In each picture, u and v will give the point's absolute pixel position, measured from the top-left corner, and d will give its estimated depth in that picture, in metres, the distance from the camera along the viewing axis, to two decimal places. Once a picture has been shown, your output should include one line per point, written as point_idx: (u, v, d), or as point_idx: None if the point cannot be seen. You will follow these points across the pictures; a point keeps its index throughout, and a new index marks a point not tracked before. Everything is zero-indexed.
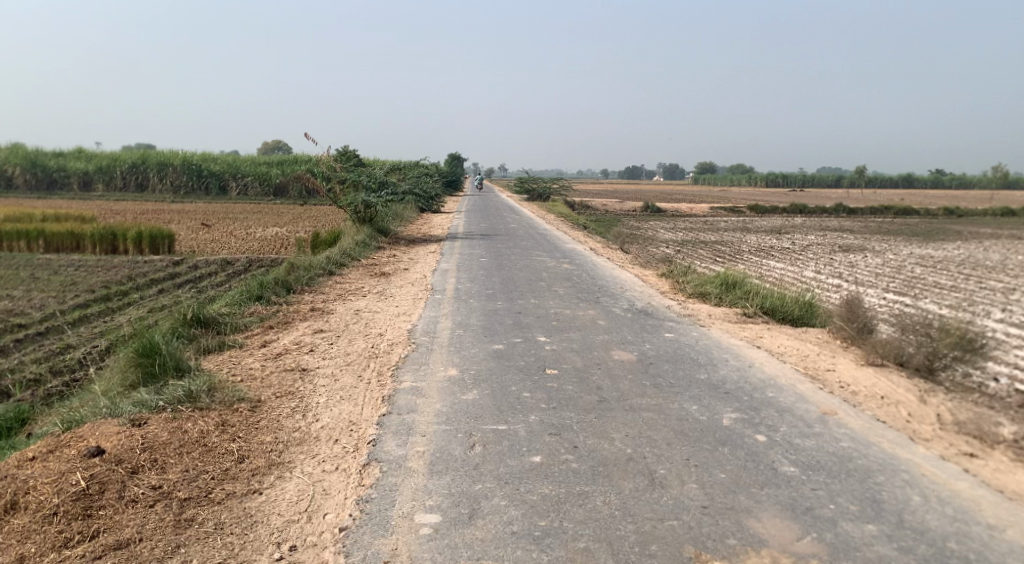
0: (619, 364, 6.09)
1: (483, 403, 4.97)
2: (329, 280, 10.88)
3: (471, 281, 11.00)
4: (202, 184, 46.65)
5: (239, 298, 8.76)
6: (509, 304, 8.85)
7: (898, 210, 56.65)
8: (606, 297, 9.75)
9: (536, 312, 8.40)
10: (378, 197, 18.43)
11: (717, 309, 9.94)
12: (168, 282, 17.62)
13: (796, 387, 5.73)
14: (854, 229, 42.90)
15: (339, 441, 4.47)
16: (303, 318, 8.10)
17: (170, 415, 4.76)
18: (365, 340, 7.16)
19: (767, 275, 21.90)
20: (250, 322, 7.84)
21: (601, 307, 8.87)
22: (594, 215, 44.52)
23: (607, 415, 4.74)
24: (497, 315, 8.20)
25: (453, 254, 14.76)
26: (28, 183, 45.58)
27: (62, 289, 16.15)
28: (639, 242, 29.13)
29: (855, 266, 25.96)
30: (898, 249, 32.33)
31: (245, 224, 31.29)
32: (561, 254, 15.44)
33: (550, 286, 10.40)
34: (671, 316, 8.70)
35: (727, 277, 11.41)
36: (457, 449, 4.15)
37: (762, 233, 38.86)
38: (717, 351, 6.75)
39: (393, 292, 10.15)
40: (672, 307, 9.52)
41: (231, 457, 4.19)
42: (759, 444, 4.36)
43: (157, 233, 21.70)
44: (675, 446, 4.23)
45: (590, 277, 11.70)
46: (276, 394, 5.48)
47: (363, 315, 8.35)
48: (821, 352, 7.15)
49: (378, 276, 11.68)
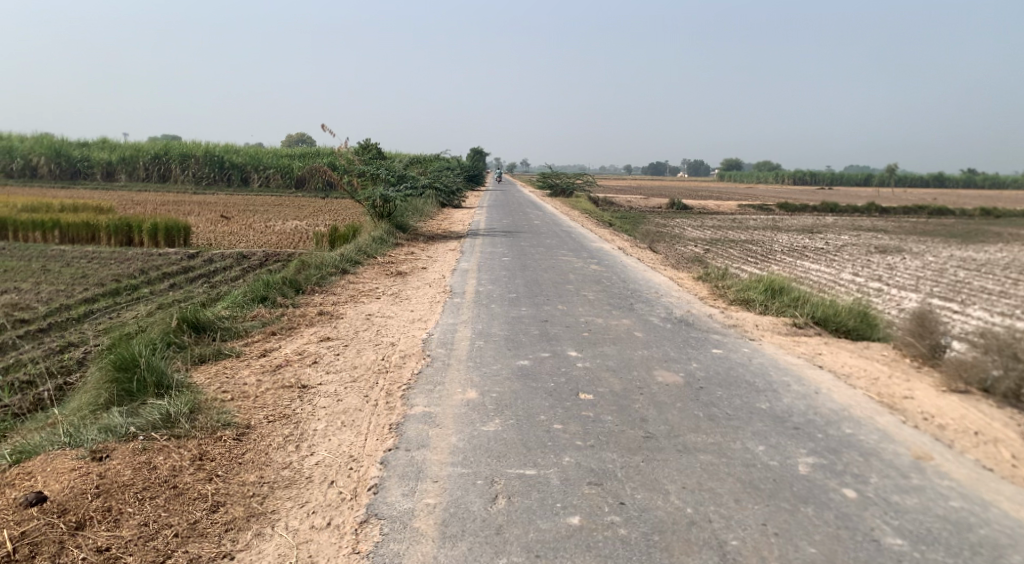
0: (663, 388, 5.25)
1: (507, 438, 4.18)
2: (341, 279, 10.18)
3: (493, 282, 10.23)
4: (224, 176, 46.67)
5: (242, 299, 8.09)
6: (534, 311, 8.03)
7: (933, 209, 54.52)
8: (641, 304, 8.89)
9: (564, 320, 7.57)
10: (398, 191, 17.71)
11: (762, 319, 9.02)
12: (181, 277, 17.15)
13: (876, 421, 4.83)
14: (889, 229, 41.22)
15: (335, 485, 3.72)
16: (309, 323, 7.39)
17: (141, 445, 4.10)
18: (375, 351, 6.43)
19: (802, 277, 20.83)
20: (250, 327, 7.16)
21: (637, 316, 8.01)
22: (618, 212, 43.46)
23: (657, 459, 3.92)
24: (521, 323, 7.39)
25: (474, 253, 14.02)
26: (53, 172, 45.90)
27: (73, 283, 15.74)
28: (666, 241, 28.13)
29: (895, 269, 24.62)
30: (938, 251, 30.79)
31: (264, 217, 30.88)
32: (587, 253, 14.60)
33: (578, 291, 9.56)
34: (715, 327, 7.81)
35: (772, 282, 10.48)
36: (475, 504, 3.36)
37: (793, 232, 37.54)
38: (775, 373, 5.85)
39: (409, 295, 9.40)
40: (713, 315, 8.66)
41: (203, 505, 3.47)
42: (850, 500, 3.49)
43: (174, 226, 21.36)
44: (747, 505, 3.39)
45: (621, 280, 10.88)
46: (268, 417, 4.76)
47: (375, 320, 7.62)
48: (892, 374, 6.24)
49: (394, 276, 10.98)
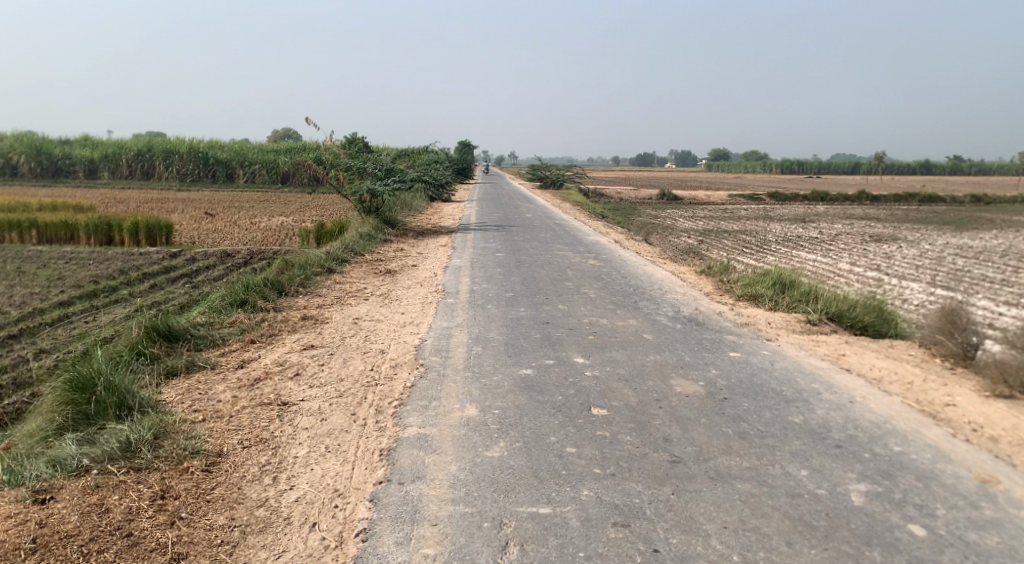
0: (684, 401, 4.73)
1: (515, 467, 3.64)
2: (328, 279, 9.59)
3: (489, 280, 9.70)
4: (209, 172, 45.75)
5: (219, 304, 7.48)
6: (534, 312, 7.48)
7: (924, 197, 54.35)
8: (646, 301, 8.37)
9: (567, 322, 7.04)
10: (385, 185, 17.06)
11: (774, 316, 8.52)
12: (161, 277, 16.47)
13: (923, 435, 4.34)
14: (882, 217, 40.94)
15: (318, 528, 3.17)
16: (291, 330, 6.81)
17: (93, 481, 3.52)
18: (364, 360, 5.87)
19: (800, 268, 20.45)
20: (227, 334, 6.56)
21: (644, 316, 7.48)
22: (610, 204, 43.02)
23: (689, 491, 3.41)
24: (520, 326, 6.86)
25: (467, 248, 13.48)
26: (32, 171, 44.74)
27: (47, 285, 15.04)
28: (661, 233, 27.68)
29: (892, 258, 24.26)
30: (933, 239, 30.50)
31: (250, 214, 30.12)
32: (585, 247, 14.09)
33: (578, 288, 9.03)
34: (728, 327, 7.32)
35: (781, 275, 10.01)
36: (482, 554, 2.84)
37: (786, 221, 37.24)
38: (802, 380, 5.35)
39: (400, 295, 8.82)
40: (723, 313, 8.18)
41: (160, 559, 2.90)
42: (919, 539, 2.98)
43: (155, 223, 20.64)
44: (802, 548, 2.89)
45: (622, 276, 10.38)
46: (243, 442, 4.20)
47: (363, 325, 7.04)
48: (926, 378, 5.77)
49: (384, 275, 10.40)
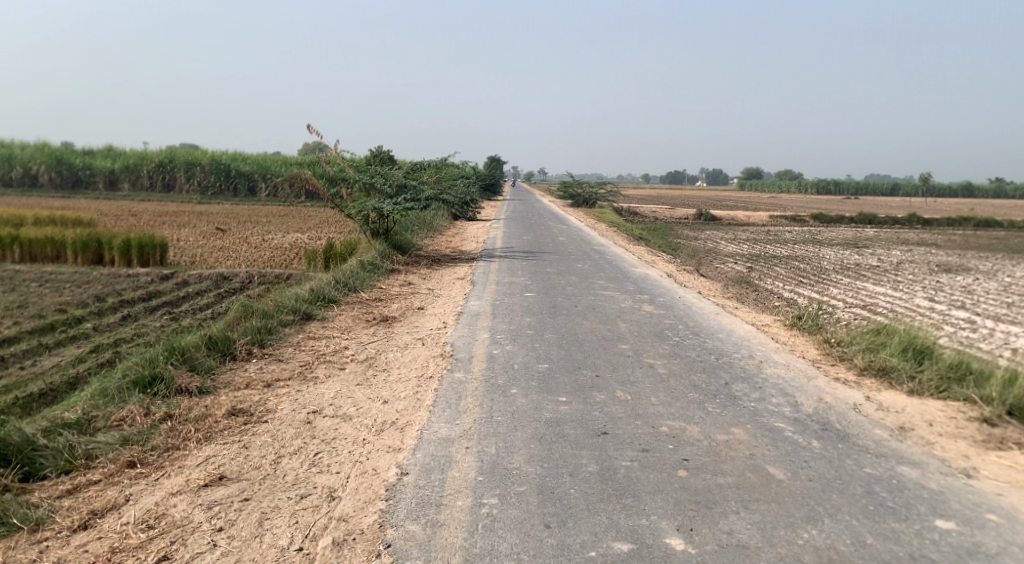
0: None
1: None
2: (298, 333, 7.23)
3: (514, 338, 7.18)
4: (230, 185, 44.68)
5: (118, 386, 5.13)
6: (582, 409, 4.90)
7: (979, 220, 50.38)
8: (742, 385, 5.74)
9: (637, 433, 4.44)
10: (394, 204, 14.69)
11: (928, 410, 5.75)
12: (139, 305, 14.38)
13: None
14: (940, 243, 37.28)
15: None
16: (206, 437, 4.38)
17: None
18: (292, 524, 3.34)
19: (873, 304, 17.55)
20: (96, 447, 4.16)
21: (751, 419, 4.85)
22: (645, 224, 40.38)
23: None
24: (563, 442, 4.27)
25: (488, 284, 11.05)
26: (53, 181, 43.57)
27: (6, 315, 13.07)
28: (706, 258, 24.96)
29: (975, 293, 21.02)
30: (1011, 270, 27.00)
31: (263, 229, 28.24)
32: (632, 284, 11.53)
33: (638, 358, 6.43)
34: (885, 443, 4.63)
35: (911, 343, 7.29)
36: None
37: (837, 246, 34.02)
38: None
39: (390, 362, 6.35)
40: (857, 406, 5.52)
41: None
42: None
43: (148, 241, 18.69)
44: None
45: (691, 333, 7.78)
46: None
47: (319, 430, 4.57)
48: None
49: (378, 323, 8.02)
